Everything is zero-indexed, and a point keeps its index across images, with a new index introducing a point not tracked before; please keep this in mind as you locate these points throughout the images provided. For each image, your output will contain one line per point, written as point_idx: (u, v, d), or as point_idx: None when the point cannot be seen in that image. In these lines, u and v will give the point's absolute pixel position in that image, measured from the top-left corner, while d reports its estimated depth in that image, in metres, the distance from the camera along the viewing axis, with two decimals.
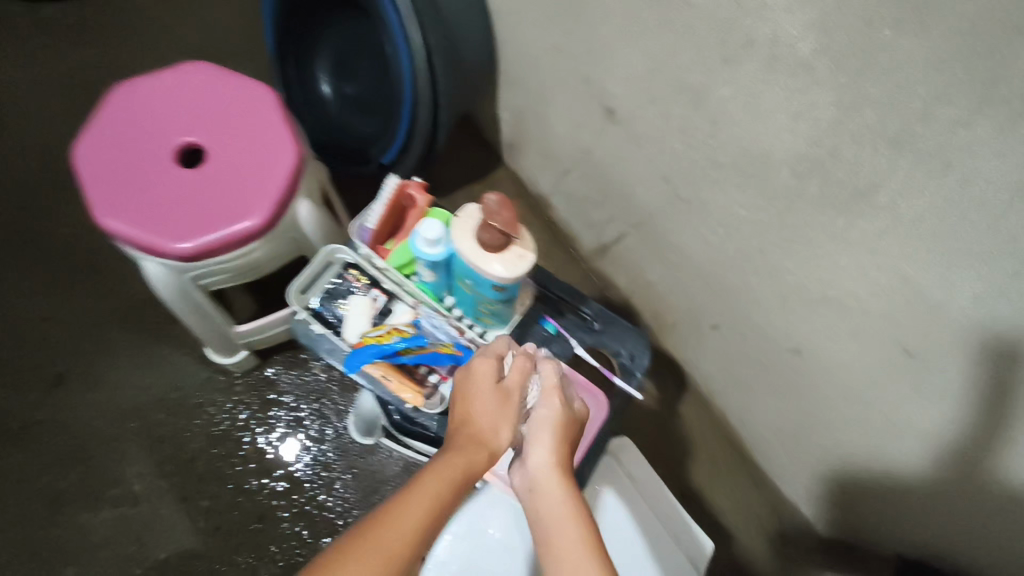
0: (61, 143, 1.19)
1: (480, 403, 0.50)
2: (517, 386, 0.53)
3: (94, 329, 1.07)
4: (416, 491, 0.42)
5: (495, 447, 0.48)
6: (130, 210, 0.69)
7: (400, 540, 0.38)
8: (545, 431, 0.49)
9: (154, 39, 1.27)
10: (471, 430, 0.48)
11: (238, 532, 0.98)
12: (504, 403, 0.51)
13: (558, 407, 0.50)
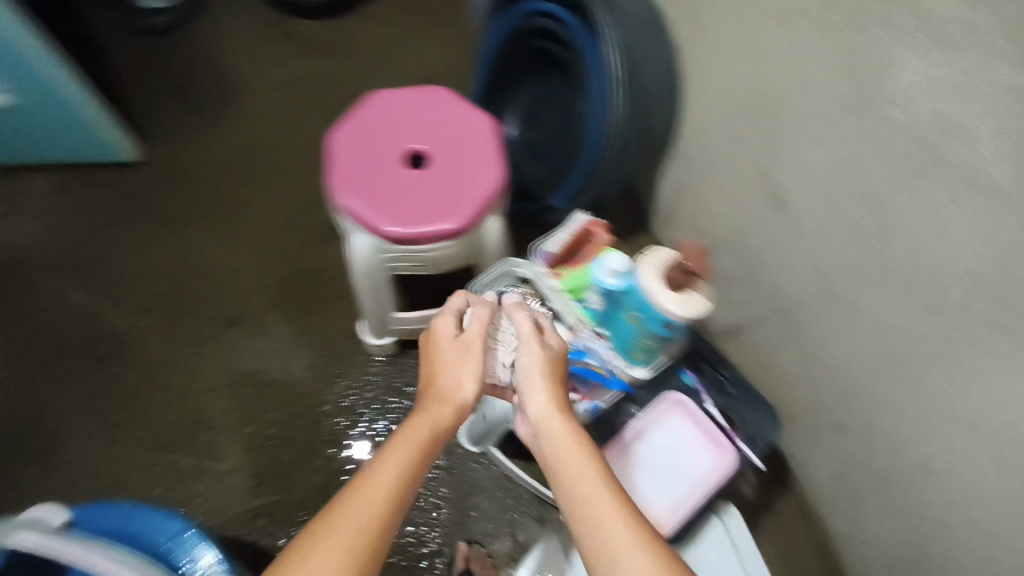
0: (272, 129, 1.37)
1: (443, 365, 0.64)
2: (472, 344, 0.65)
3: (269, 287, 1.23)
4: (394, 442, 0.55)
5: (455, 399, 0.61)
6: (360, 191, 0.82)
7: (387, 479, 0.52)
8: (525, 358, 0.62)
9: (366, 55, 1.44)
10: (431, 391, 0.62)
11: (341, 496, 1.07)
12: (456, 353, 0.65)
13: (530, 341, 0.63)
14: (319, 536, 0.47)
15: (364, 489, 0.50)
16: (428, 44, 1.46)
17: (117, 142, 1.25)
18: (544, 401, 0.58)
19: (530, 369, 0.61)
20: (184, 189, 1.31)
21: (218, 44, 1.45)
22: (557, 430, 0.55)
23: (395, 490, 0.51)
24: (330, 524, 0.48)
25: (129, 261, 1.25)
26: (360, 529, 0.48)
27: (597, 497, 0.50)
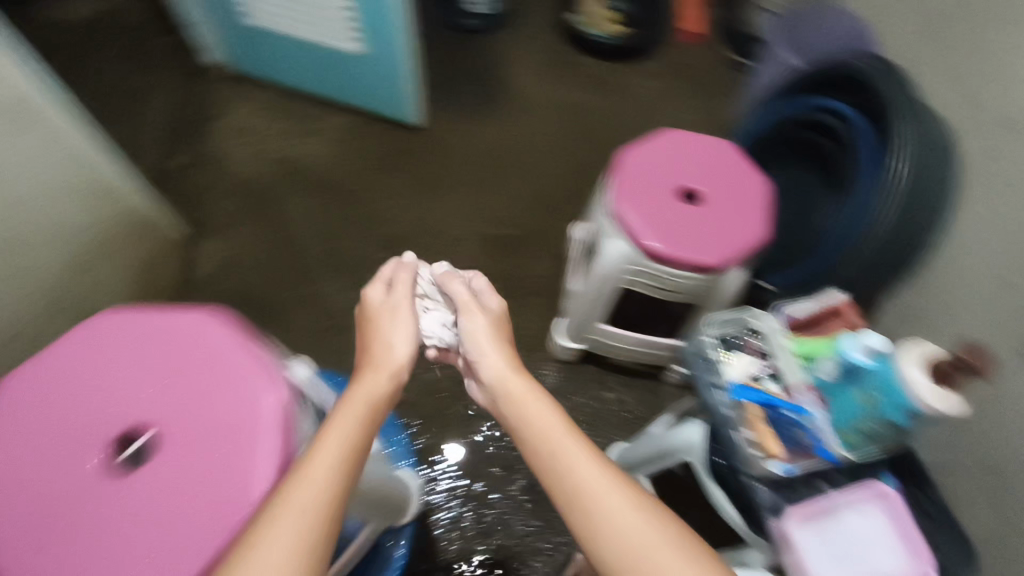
0: (525, 130, 1.51)
1: (376, 338, 0.71)
2: (383, 314, 0.74)
3: (483, 264, 1.35)
4: (361, 386, 0.63)
5: (384, 365, 0.67)
6: (636, 206, 0.93)
7: (359, 418, 0.57)
8: (490, 352, 0.72)
9: (627, 93, 1.55)
10: (370, 359, 0.68)
11: (484, 465, 1.17)
12: (397, 325, 0.73)
13: (498, 339, 0.74)
14: (306, 463, 0.51)
15: (334, 423, 0.56)
16: (687, 98, 1.54)
17: (410, 105, 1.42)
18: (506, 386, 0.67)
19: (501, 360, 0.70)
20: (435, 157, 1.47)
21: (503, 45, 1.61)
22: (527, 407, 0.63)
23: (337, 410, 0.58)
24: (312, 449, 0.52)
25: (373, 199, 1.41)
26: (336, 465, 0.51)
27: (575, 456, 0.56)
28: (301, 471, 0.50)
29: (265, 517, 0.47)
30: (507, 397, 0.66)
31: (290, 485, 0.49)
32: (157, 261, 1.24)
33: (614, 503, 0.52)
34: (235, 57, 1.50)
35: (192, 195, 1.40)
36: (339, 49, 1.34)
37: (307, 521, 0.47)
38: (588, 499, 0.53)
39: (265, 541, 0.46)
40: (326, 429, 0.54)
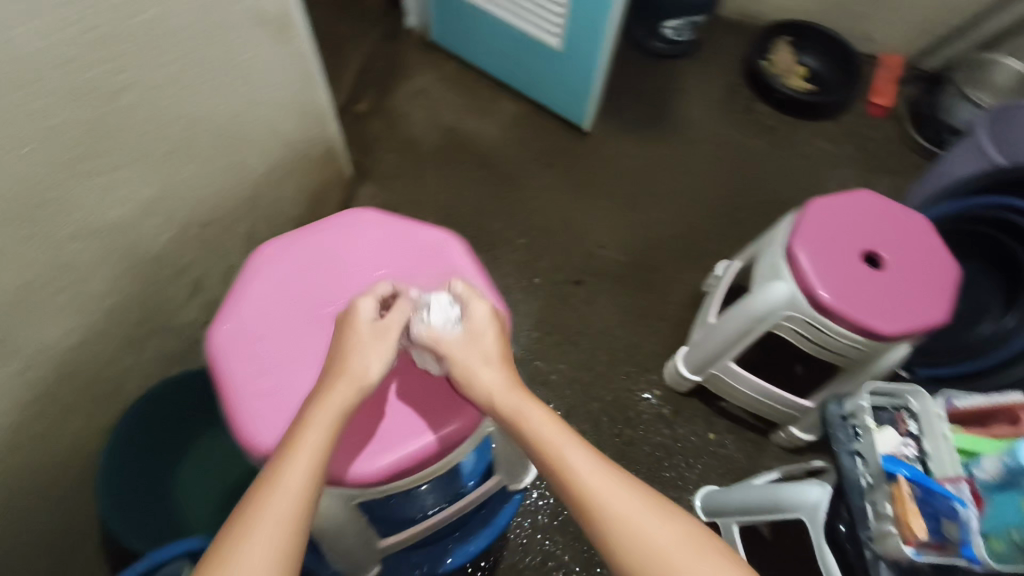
0: (688, 160, 1.51)
1: (343, 346, 0.60)
2: (351, 326, 0.61)
3: (616, 274, 1.36)
4: (318, 409, 0.54)
5: (355, 373, 0.58)
6: (812, 254, 0.93)
7: (318, 445, 0.51)
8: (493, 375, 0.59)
9: (795, 151, 1.54)
10: (330, 372, 0.58)
11: None
12: (372, 346, 0.60)
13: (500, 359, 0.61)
14: (262, 508, 0.47)
15: (292, 455, 0.50)
16: (855, 170, 1.51)
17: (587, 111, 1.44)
18: (507, 403, 0.58)
19: (503, 380, 0.59)
20: (597, 162, 1.49)
21: (686, 73, 1.62)
22: (541, 423, 0.56)
23: (297, 433, 0.52)
24: (268, 487, 0.48)
25: (529, 186, 1.44)
26: (298, 501, 0.48)
27: (592, 478, 0.52)
28: (257, 517, 0.46)
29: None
30: (511, 416, 0.57)
31: (241, 538, 0.45)
32: (330, 191, 1.28)
33: (647, 531, 0.49)
34: (432, 26, 1.54)
35: (366, 139, 1.46)
36: (540, 42, 1.37)
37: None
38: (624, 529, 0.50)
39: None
40: (291, 461, 0.50)
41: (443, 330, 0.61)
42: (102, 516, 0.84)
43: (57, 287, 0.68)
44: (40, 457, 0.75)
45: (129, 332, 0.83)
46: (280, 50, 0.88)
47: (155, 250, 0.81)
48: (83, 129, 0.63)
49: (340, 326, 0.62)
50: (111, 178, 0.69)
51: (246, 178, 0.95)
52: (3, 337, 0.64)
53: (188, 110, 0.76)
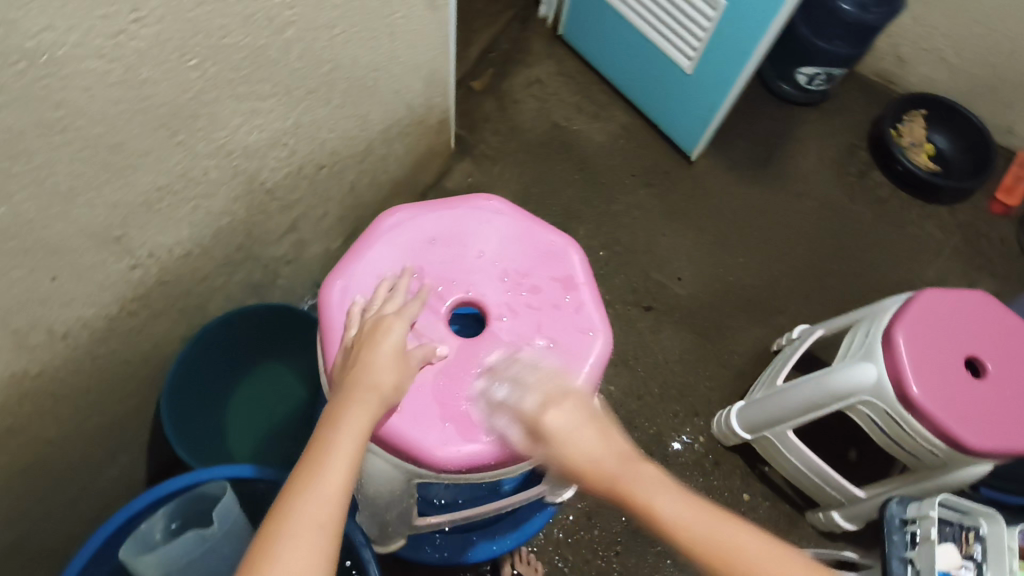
0: (788, 212, 1.46)
1: (367, 360, 0.57)
2: (378, 341, 0.59)
3: (688, 310, 1.33)
4: (343, 415, 0.52)
5: (378, 387, 0.56)
6: (914, 343, 0.88)
7: (346, 450, 0.50)
8: (585, 446, 0.54)
9: (901, 229, 1.47)
10: (349, 384, 0.55)
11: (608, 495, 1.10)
12: (393, 365, 0.58)
13: (591, 424, 0.56)
14: (295, 508, 0.45)
15: (323, 457, 0.49)
16: (959, 265, 1.44)
17: (698, 139, 1.41)
18: (606, 467, 0.53)
19: (594, 445, 0.55)
20: (694, 192, 1.45)
21: (807, 123, 1.56)
22: (642, 481, 0.53)
23: (325, 436, 0.51)
24: (303, 488, 0.47)
25: (622, 200, 1.42)
26: (332, 505, 0.46)
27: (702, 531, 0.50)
28: (294, 519, 0.45)
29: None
30: (613, 485, 0.53)
31: (279, 541, 0.44)
32: (431, 160, 1.28)
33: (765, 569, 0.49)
34: (563, 17, 1.52)
35: (475, 115, 1.45)
36: (670, 59, 1.33)
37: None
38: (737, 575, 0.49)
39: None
40: (319, 467, 0.48)
41: (524, 403, 0.58)
42: (163, 412, 0.85)
43: (180, 199, 0.71)
44: (121, 353, 0.77)
45: (225, 254, 0.85)
46: (416, 13, 0.90)
47: (269, 182, 0.83)
48: (242, 55, 0.65)
49: (364, 342, 0.59)
50: (251, 105, 0.71)
51: (362, 130, 0.97)
52: (123, 232, 0.66)
53: (328, 54, 0.78)
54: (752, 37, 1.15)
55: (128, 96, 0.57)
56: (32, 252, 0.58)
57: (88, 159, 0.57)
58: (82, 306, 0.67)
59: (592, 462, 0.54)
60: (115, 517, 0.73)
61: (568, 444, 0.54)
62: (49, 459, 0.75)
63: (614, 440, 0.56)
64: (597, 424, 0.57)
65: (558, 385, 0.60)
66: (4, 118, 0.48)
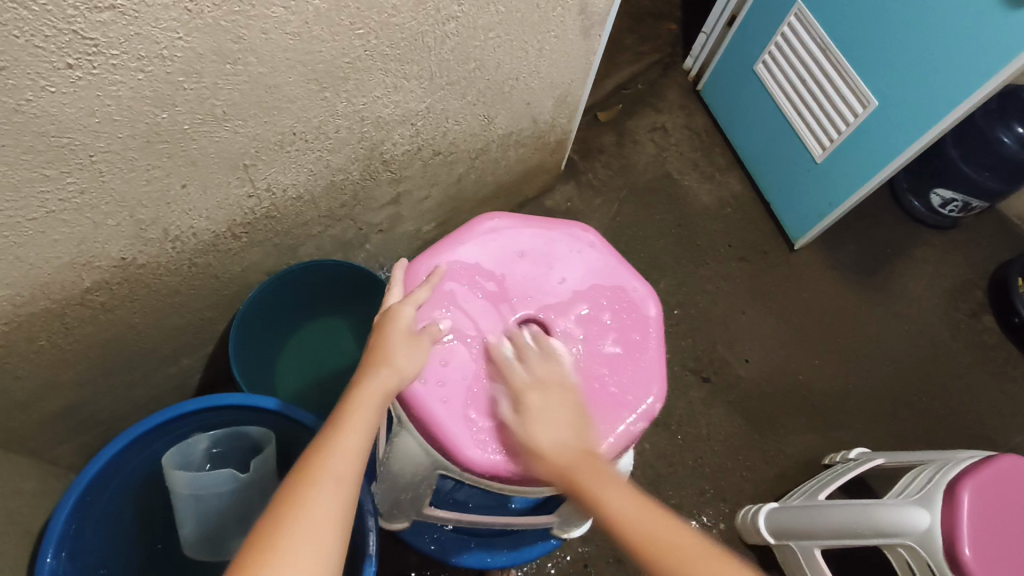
0: (880, 329, 1.38)
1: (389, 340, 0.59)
2: (388, 321, 0.61)
3: (745, 394, 1.29)
4: (362, 385, 0.55)
5: (399, 367, 0.57)
6: (978, 503, 0.82)
7: (368, 416, 0.52)
8: (556, 431, 0.58)
9: (999, 383, 1.36)
10: (370, 362, 0.57)
11: (606, 550, 1.08)
12: (406, 342, 0.59)
13: (568, 413, 0.60)
14: (317, 463, 0.48)
15: (343, 421, 0.52)
16: None
17: (807, 228, 1.37)
18: (569, 458, 0.57)
19: (564, 432, 0.58)
20: (787, 280, 1.40)
21: (928, 245, 1.48)
22: (593, 471, 0.56)
23: (346, 406, 0.53)
24: (320, 452, 0.49)
25: (711, 266, 1.39)
26: (352, 469, 0.48)
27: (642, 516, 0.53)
28: (319, 474, 0.47)
29: (273, 537, 0.43)
30: (570, 469, 0.56)
31: (303, 491, 0.46)
32: (538, 175, 1.30)
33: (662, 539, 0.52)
34: (707, 74, 1.51)
35: (592, 144, 1.47)
36: (803, 143, 1.30)
37: (325, 543, 0.44)
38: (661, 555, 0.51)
39: (291, 547, 0.43)
40: (340, 429, 0.51)
41: (516, 374, 0.63)
42: (235, 333, 0.91)
43: (308, 147, 0.76)
44: (214, 269, 0.84)
45: (329, 207, 0.90)
46: (568, 36, 0.93)
47: (388, 154, 0.88)
48: (403, 35, 0.70)
49: (375, 324, 0.62)
50: (396, 81, 0.76)
51: (484, 130, 1.00)
52: (253, 164, 0.72)
53: (477, 54, 0.83)
54: (895, 145, 1.11)
55: (296, 47, 0.62)
56: (175, 158, 0.64)
57: (246, 92, 0.63)
58: (198, 216, 0.73)
59: (558, 445, 0.57)
60: (170, 409, 0.78)
61: (539, 423, 0.59)
62: (126, 342, 0.82)
63: (585, 430, 0.59)
64: (580, 413, 0.60)
65: (552, 368, 0.63)
66: (193, 39, 0.54)
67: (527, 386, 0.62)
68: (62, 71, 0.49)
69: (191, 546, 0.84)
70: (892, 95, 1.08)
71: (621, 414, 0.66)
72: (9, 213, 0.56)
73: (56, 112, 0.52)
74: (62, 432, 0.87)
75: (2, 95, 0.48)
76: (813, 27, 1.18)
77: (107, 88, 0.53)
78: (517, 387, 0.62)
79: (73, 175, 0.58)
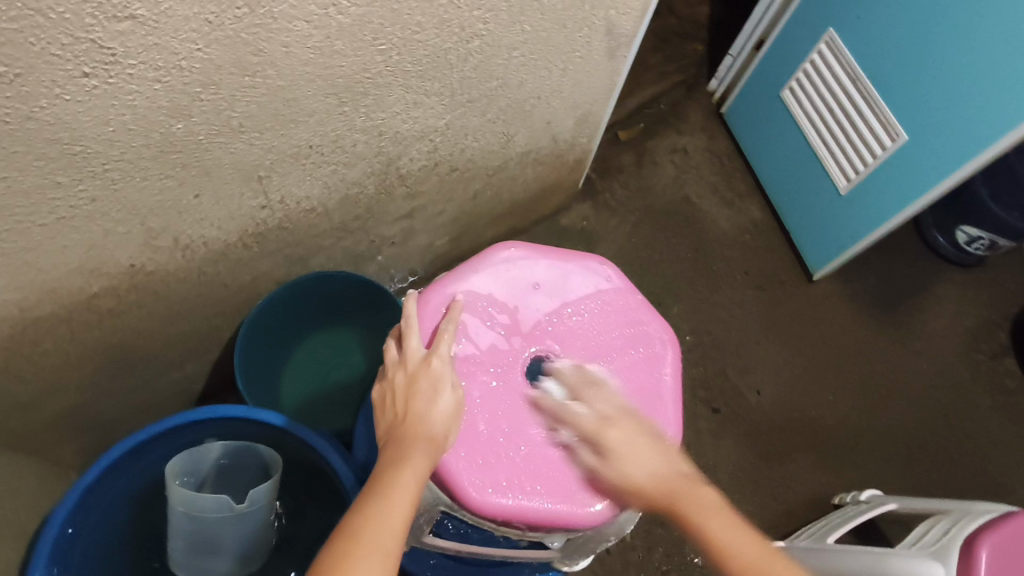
0: (898, 367, 1.35)
1: (425, 407, 0.59)
2: (418, 375, 0.61)
3: (757, 427, 1.26)
4: (404, 455, 0.55)
5: (433, 431, 0.58)
6: (998, 562, 0.78)
7: (409, 492, 0.52)
8: (642, 462, 0.59)
9: (1019, 428, 1.32)
10: (406, 432, 0.57)
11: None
12: (440, 399, 0.60)
13: (645, 444, 0.60)
14: (362, 539, 0.47)
15: (386, 495, 0.51)
16: None
17: (828, 259, 1.34)
18: (667, 485, 0.59)
19: (650, 465, 0.59)
20: (805, 312, 1.38)
21: (951, 283, 1.44)
22: (692, 504, 0.58)
23: (389, 469, 0.53)
24: (368, 517, 0.49)
25: (727, 293, 1.37)
26: (396, 537, 0.49)
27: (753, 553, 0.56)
28: (367, 542, 0.47)
29: None
30: (665, 499, 0.58)
31: (351, 556, 0.46)
32: (555, 193, 1.29)
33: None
34: (732, 97, 1.48)
35: (611, 163, 1.45)
36: (827, 173, 1.28)
37: None
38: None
39: None
40: (384, 504, 0.50)
41: (579, 412, 0.63)
42: (240, 344, 0.90)
43: (323, 160, 0.75)
44: (223, 278, 0.83)
45: (342, 221, 0.89)
46: (593, 57, 0.92)
47: (404, 170, 0.87)
48: (426, 52, 0.69)
49: (408, 374, 0.61)
50: (415, 97, 0.75)
51: (503, 148, 0.99)
52: (268, 175, 0.71)
53: (499, 72, 0.81)
54: (925, 179, 1.08)
55: (317, 61, 0.61)
56: (189, 168, 0.63)
57: (264, 105, 0.61)
58: (209, 226, 0.72)
59: (651, 476, 0.59)
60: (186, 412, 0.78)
61: (632, 459, 0.59)
62: (131, 348, 0.81)
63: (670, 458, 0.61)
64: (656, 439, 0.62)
65: (616, 402, 0.64)
66: (212, 50, 0.53)
67: (597, 422, 0.62)
68: (79, 79, 0.48)
69: (175, 559, 0.82)
70: (923, 129, 1.05)
71: None
72: (20, 219, 0.56)
73: (70, 121, 0.51)
74: (62, 434, 0.86)
75: (16, 102, 0.47)
76: (843, 56, 1.16)
77: (123, 97, 0.52)
78: (587, 429, 0.62)
79: (85, 183, 0.57)
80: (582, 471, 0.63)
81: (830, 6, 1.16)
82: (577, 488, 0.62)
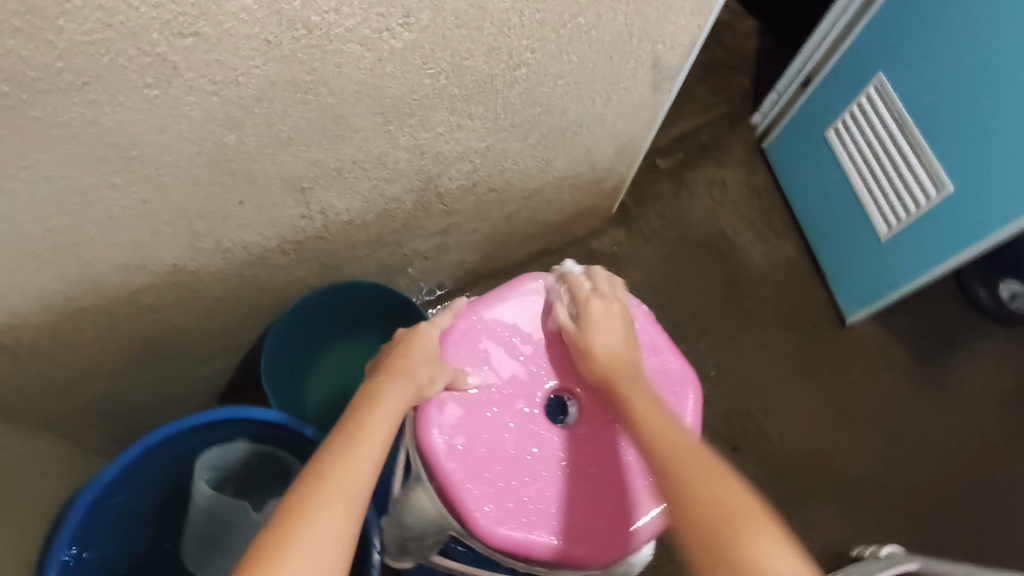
0: (930, 421, 1.31)
1: (410, 358, 0.63)
2: (413, 341, 0.65)
3: (777, 470, 1.23)
4: (382, 400, 0.57)
5: (417, 379, 0.61)
6: None
7: (382, 428, 0.55)
8: (610, 336, 0.66)
9: None
10: (389, 376, 0.60)
11: None
12: (427, 360, 0.63)
13: (615, 323, 0.67)
14: (331, 478, 0.49)
15: (358, 433, 0.53)
16: None
17: (862, 305, 1.31)
18: (608, 362, 0.64)
19: (615, 339, 0.66)
20: (834, 355, 1.35)
21: (990, 338, 1.40)
22: (631, 382, 0.63)
23: (364, 410, 0.56)
24: (339, 452, 0.51)
25: (756, 331, 1.34)
26: (365, 473, 0.50)
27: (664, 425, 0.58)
28: (332, 476, 0.49)
29: (288, 531, 0.45)
30: (610, 374, 0.64)
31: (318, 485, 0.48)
32: (589, 218, 1.29)
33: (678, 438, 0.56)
34: (774, 132, 1.47)
35: (647, 190, 1.44)
36: (868, 217, 1.26)
37: (334, 543, 0.45)
38: (697, 502, 0.49)
39: (305, 548, 0.44)
40: (356, 445, 0.52)
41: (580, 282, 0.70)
42: (269, 346, 0.92)
43: (365, 175, 0.76)
44: (260, 281, 0.85)
45: (377, 233, 0.90)
46: (637, 88, 0.92)
47: (443, 188, 0.88)
48: (472, 78, 0.70)
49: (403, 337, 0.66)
50: (459, 119, 0.76)
51: (541, 171, 0.99)
52: (310, 187, 0.73)
53: (544, 100, 0.82)
54: (973, 232, 1.05)
55: (368, 82, 0.62)
56: (236, 176, 0.65)
57: (313, 120, 0.63)
58: (250, 232, 0.74)
59: (606, 350, 0.65)
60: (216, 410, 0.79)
61: (599, 332, 0.66)
62: (165, 342, 0.84)
63: (633, 349, 0.66)
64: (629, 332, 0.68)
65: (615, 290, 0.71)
66: (268, 68, 0.55)
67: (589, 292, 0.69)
68: (141, 89, 0.51)
69: (188, 544, 0.85)
70: (969, 179, 1.03)
71: (641, 507, 0.64)
72: (76, 215, 0.58)
73: (130, 127, 0.53)
74: (93, 420, 0.89)
75: (83, 108, 0.49)
76: (892, 102, 1.15)
77: (182, 108, 0.54)
78: (579, 295, 0.69)
79: (138, 186, 0.59)
80: (593, 513, 0.63)
81: (883, 49, 1.15)
82: (588, 529, 0.62)
